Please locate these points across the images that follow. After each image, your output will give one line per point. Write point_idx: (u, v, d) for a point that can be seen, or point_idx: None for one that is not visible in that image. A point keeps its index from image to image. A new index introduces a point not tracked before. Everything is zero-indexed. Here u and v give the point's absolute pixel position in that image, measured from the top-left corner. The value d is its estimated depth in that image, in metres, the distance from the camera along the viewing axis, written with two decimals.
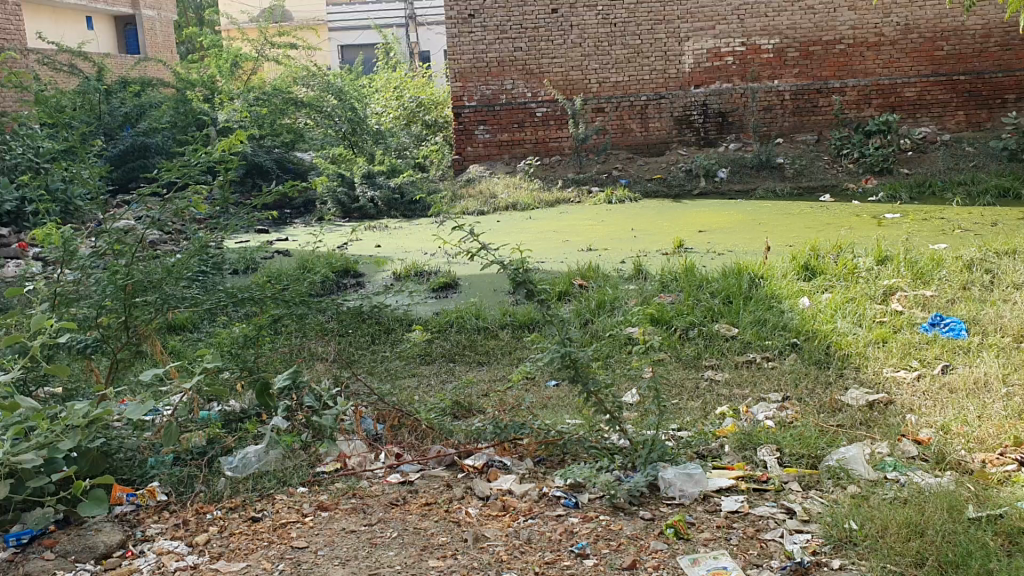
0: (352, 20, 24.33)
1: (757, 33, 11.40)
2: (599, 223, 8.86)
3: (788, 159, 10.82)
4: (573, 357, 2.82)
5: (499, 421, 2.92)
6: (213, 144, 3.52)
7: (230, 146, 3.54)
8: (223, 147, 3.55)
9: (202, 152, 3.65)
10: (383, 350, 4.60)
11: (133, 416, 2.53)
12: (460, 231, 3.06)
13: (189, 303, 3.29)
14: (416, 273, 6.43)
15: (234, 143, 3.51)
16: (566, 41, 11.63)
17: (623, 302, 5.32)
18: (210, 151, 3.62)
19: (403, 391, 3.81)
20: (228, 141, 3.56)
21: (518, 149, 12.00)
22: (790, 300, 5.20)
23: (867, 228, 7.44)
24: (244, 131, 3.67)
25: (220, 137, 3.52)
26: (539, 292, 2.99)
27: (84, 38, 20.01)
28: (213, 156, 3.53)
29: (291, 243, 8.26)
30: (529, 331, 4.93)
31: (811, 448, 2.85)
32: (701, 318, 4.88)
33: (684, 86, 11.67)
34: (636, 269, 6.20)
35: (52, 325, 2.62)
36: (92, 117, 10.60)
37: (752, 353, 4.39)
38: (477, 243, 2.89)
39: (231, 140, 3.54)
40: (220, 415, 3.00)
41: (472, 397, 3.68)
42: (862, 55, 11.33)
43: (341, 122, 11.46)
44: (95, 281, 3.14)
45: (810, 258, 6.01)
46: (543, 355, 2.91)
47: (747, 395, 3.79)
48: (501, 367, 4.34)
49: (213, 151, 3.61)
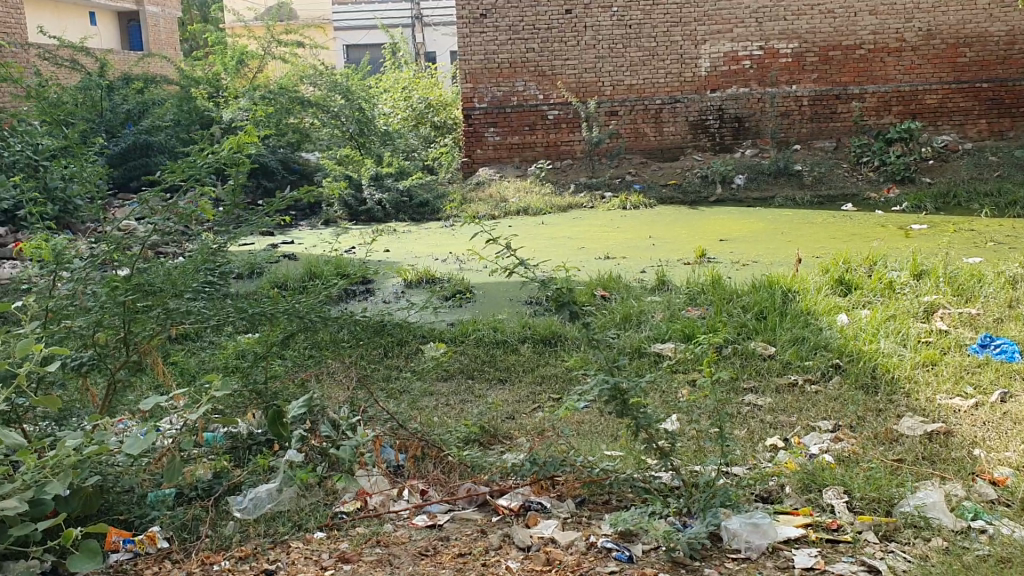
0: (358, 20, 24.05)
1: (776, 37, 11.12)
2: (615, 229, 8.61)
3: (806, 166, 10.57)
4: (621, 388, 2.54)
5: (536, 455, 2.65)
6: (222, 141, 3.22)
7: (241, 144, 3.24)
8: (233, 145, 3.25)
9: (207, 152, 3.36)
10: (396, 363, 4.36)
11: (132, 451, 2.23)
12: (494, 244, 2.79)
13: (195, 318, 2.99)
14: (428, 280, 6.17)
15: (246, 141, 3.22)
16: (580, 43, 11.37)
17: (650, 315, 5.05)
18: (218, 150, 3.33)
19: (423, 414, 3.54)
20: (238, 138, 3.26)
21: (528, 152, 11.72)
22: (827, 317, 4.92)
23: (895, 239, 7.16)
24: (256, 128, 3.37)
25: (229, 133, 3.22)
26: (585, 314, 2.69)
27: (86, 33, 19.79)
28: (221, 155, 3.24)
29: (298, 246, 8.00)
30: (550, 346, 4.67)
31: (882, 490, 2.58)
32: (735, 336, 4.61)
33: (701, 90, 11.38)
34: (659, 280, 5.92)
35: (41, 350, 2.33)
36: (93, 113, 10.38)
37: (793, 375, 4.13)
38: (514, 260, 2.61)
39: (241, 137, 3.24)
40: (227, 443, 2.76)
41: (499, 424, 3.41)
42: (882, 60, 11.06)
43: (349, 123, 11.09)
44: (91, 296, 2.87)
45: (843, 271, 5.74)
46: (587, 387, 2.63)
47: (795, 423, 3.53)
48: (524, 387, 4.08)
49: (221, 149, 3.32)
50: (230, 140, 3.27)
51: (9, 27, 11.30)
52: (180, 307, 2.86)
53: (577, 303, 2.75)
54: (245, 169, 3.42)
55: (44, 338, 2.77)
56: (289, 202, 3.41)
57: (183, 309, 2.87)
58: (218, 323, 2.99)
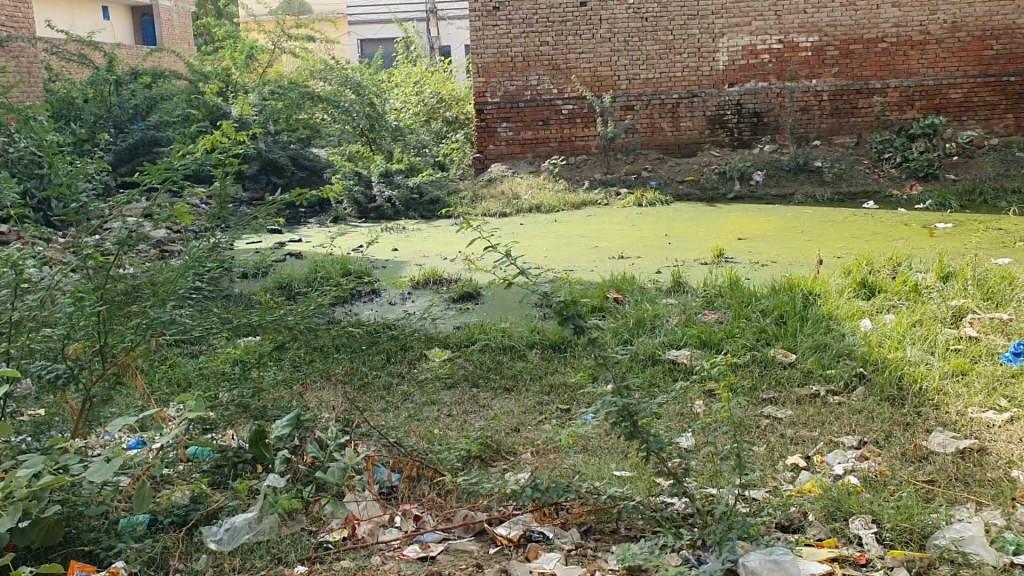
0: (374, 14, 23.88)
1: (796, 30, 10.86)
2: (630, 227, 8.41)
3: (826, 163, 10.34)
4: (632, 409, 2.36)
5: (539, 480, 2.46)
6: (196, 140, 3.04)
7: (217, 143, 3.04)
8: (206, 144, 3.08)
9: (188, 152, 3.18)
10: (398, 371, 4.20)
11: (95, 478, 2.09)
12: (496, 252, 2.59)
13: (177, 329, 2.78)
14: (435, 282, 6.04)
15: (219, 139, 3.05)
16: (595, 36, 11.14)
17: (664, 320, 4.85)
18: (193, 151, 3.16)
19: (423, 428, 3.38)
20: (214, 137, 3.07)
21: (542, 148, 11.52)
22: (850, 321, 4.70)
23: (921, 239, 6.91)
24: (233, 125, 3.21)
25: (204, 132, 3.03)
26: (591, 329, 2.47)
27: (97, 27, 19.74)
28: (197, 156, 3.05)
29: (306, 245, 7.85)
30: (559, 352, 4.50)
31: (915, 519, 2.37)
32: (753, 343, 4.42)
33: (719, 84, 11.14)
34: (674, 282, 5.71)
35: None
36: (101, 109, 10.25)
37: (815, 386, 3.93)
38: (514, 270, 2.41)
39: (214, 136, 3.08)
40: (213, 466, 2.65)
41: (503, 441, 3.23)
42: (905, 54, 10.79)
43: (359, 118, 10.81)
44: (63, 309, 2.68)
45: (866, 273, 5.51)
46: (595, 409, 2.45)
47: (817, 438, 3.33)
48: (530, 397, 3.92)
49: (195, 150, 3.14)
50: (205, 140, 3.10)
51: (17, 21, 10.95)
52: (161, 316, 2.68)
53: (582, 315, 2.51)
54: (230, 169, 3.24)
55: (12, 351, 2.60)
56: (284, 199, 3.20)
57: (164, 317, 2.69)
58: (202, 334, 2.82)
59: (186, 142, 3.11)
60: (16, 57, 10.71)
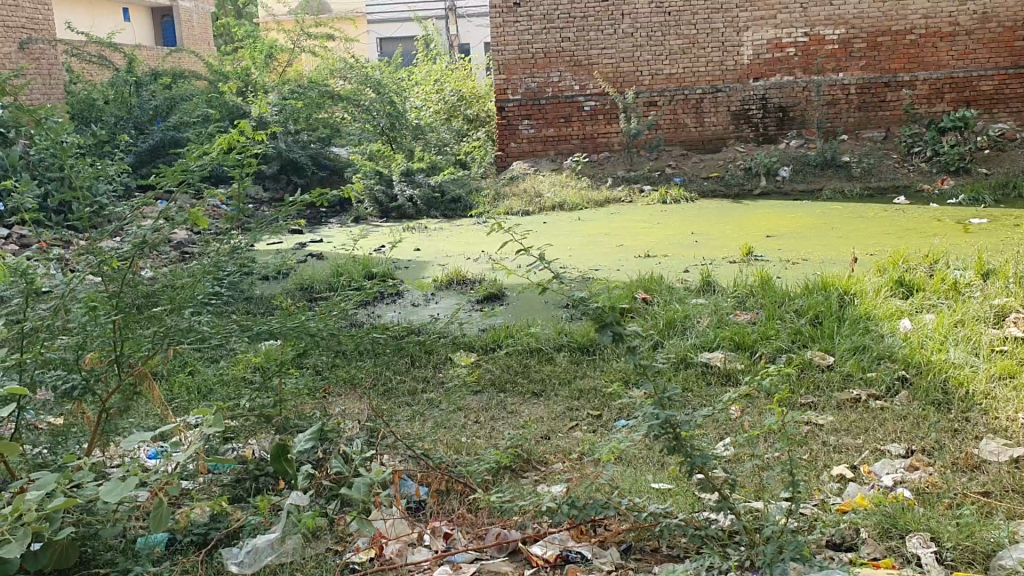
0: (394, 12, 23.82)
1: (821, 23, 10.66)
2: (654, 225, 8.28)
3: (854, 157, 10.13)
4: (674, 423, 2.20)
5: (575, 493, 2.34)
6: (213, 140, 2.92)
7: (232, 143, 2.92)
8: (222, 145, 2.95)
9: (204, 153, 3.06)
10: (422, 375, 4.11)
11: (110, 499, 1.97)
12: (527, 255, 2.46)
13: (195, 337, 2.67)
14: (459, 282, 5.96)
15: (237, 140, 2.92)
16: (616, 31, 10.99)
17: (695, 321, 4.72)
18: (211, 152, 3.04)
19: (451, 438, 3.28)
20: (230, 138, 2.94)
21: (564, 145, 11.39)
22: (888, 322, 4.54)
23: (956, 235, 6.72)
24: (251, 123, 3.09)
25: (219, 133, 2.91)
26: (631, 338, 2.32)
27: (119, 28, 19.83)
28: (213, 157, 2.93)
29: (326, 245, 7.78)
30: (588, 354, 4.38)
31: (978, 539, 2.23)
32: (790, 345, 4.29)
33: (743, 78, 10.96)
34: (704, 281, 5.58)
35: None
36: (121, 110, 10.23)
37: (856, 390, 3.78)
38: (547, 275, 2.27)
39: (231, 136, 2.96)
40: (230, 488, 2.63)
41: (532, 452, 3.12)
42: (934, 46, 10.57)
43: (380, 117, 10.68)
44: (77, 319, 2.57)
45: (903, 271, 5.34)
46: (636, 423, 2.29)
47: (862, 446, 3.19)
48: (559, 402, 3.80)
49: (211, 150, 3.03)
50: (222, 141, 2.98)
51: (37, 23, 10.87)
52: (179, 324, 2.59)
53: (621, 322, 2.35)
54: (248, 169, 3.13)
55: (27, 363, 2.50)
56: (307, 199, 3.07)
57: (182, 326, 2.61)
58: (221, 342, 2.73)
59: (202, 143, 2.99)
60: (36, 59, 10.70)
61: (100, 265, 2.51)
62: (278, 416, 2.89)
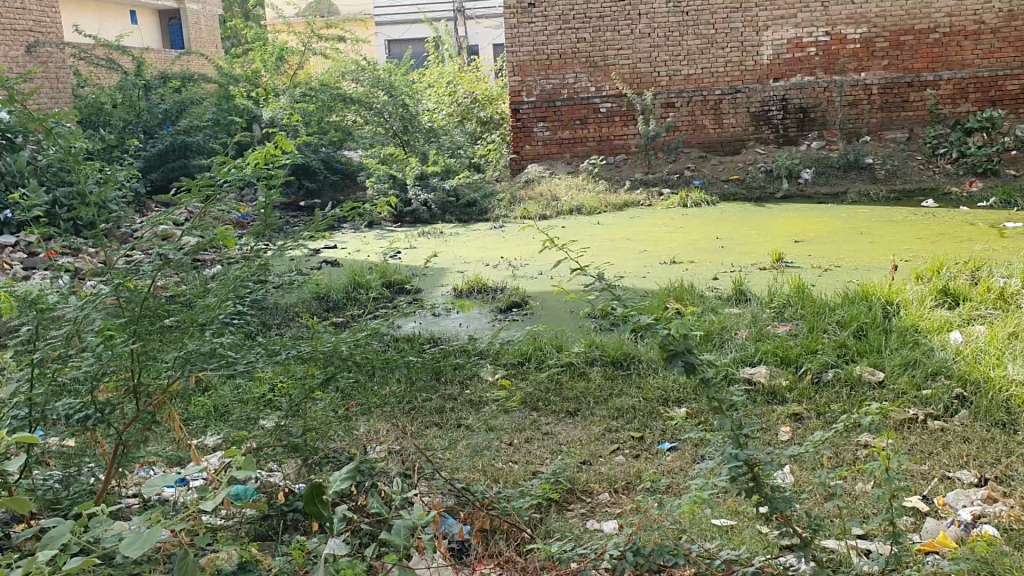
0: (403, 14, 23.72)
1: (843, 22, 10.43)
2: (677, 229, 8.07)
3: (878, 159, 9.91)
4: (751, 465, 1.99)
5: (635, 537, 2.15)
6: (248, 155, 2.78)
7: (267, 157, 2.78)
8: (258, 158, 2.82)
9: (233, 168, 2.90)
10: (451, 393, 3.92)
11: (132, 554, 1.77)
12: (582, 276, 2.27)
13: (221, 363, 2.45)
14: (480, 290, 5.77)
15: (274, 151, 2.78)
16: (633, 31, 10.77)
17: (733, 333, 4.52)
18: (242, 165, 2.88)
19: (488, 466, 3.08)
20: (264, 152, 2.80)
21: (580, 147, 11.18)
22: (938, 335, 4.32)
23: (994, 241, 6.48)
24: (285, 136, 2.97)
25: (255, 146, 2.77)
26: (704, 367, 2.10)
27: (125, 31, 19.70)
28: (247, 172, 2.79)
29: (341, 252, 7.59)
30: (622, 369, 4.18)
31: None
32: (836, 360, 4.09)
33: (763, 79, 10.73)
34: (737, 289, 5.36)
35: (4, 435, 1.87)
36: (130, 114, 10.07)
37: (912, 410, 3.57)
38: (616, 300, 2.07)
39: (266, 149, 2.82)
40: (253, 534, 2.44)
41: (574, 483, 2.93)
42: (959, 44, 10.33)
43: (393, 120, 10.47)
44: (89, 345, 2.37)
45: (946, 279, 5.11)
46: (706, 463, 2.09)
47: (929, 474, 2.99)
48: (596, 422, 3.61)
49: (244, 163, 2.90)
50: (256, 154, 2.82)
51: (44, 26, 10.66)
52: (201, 348, 2.36)
53: (693, 350, 2.12)
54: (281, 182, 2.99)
55: (37, 395, 2.30)
56: (347, 213, 2.97)
57: (203, 348, 2.40)
58: (246, 368, 2.50)
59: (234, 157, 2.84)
60: (43, 63, 10.52)
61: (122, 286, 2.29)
62: (307, 445, 2.68)
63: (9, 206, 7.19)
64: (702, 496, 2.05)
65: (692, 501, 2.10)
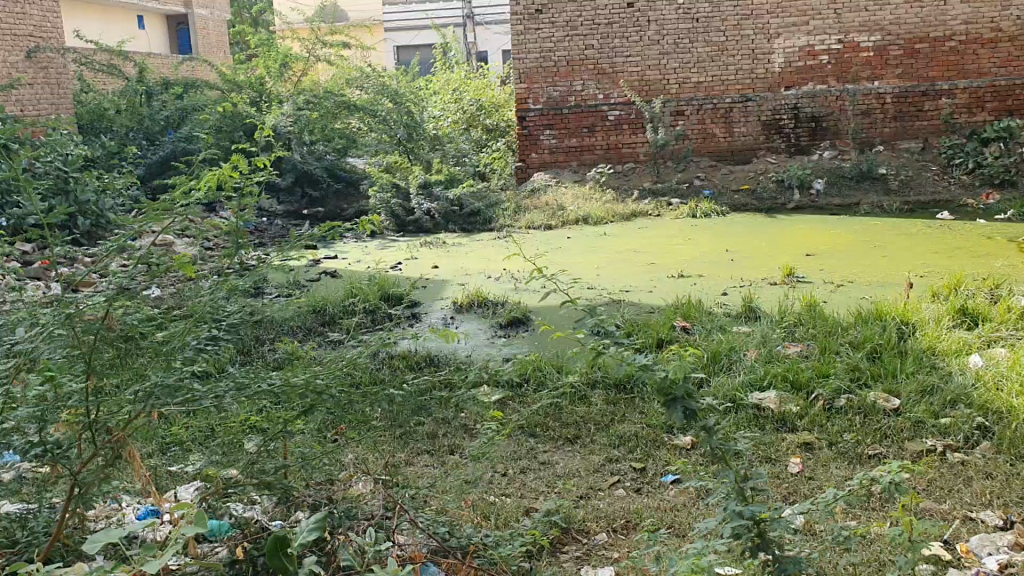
0: (412, 20, 23.66)
1: (856, 29, 10.23)
2: (686, 241, 7.87)
3: (891, 169, 9.70)
4: (757, 525, 1.81)
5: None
6: (201, 177, 2.53)
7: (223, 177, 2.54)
8: (213, 181, 2.59)
9: (193, 189, 2.65)
10: (445, 416, 3.73)
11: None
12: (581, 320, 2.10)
13: (186, 399, 2.25)
14: (481, 304, 5.59)
15: (230, 172, 2.56)
16: (642, 38, 10.59)
17: (742, 353, 4.32)
18: (200, 186, 2.64)
19: (478, 503, 2.89)
20: (221, 173, 2.56)
21: (587, 155, 11.00)
22: (958, 359, 4.11)
23: (1013, 257, 6.26)
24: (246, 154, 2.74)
25: (209, 168, 2.53)
26: (703, 415, 1.97)
27: (133, 36, 19.66)
28: (202, 195, 2.55)
29: (341, 262, 7.43)
30: (625, 392, 3.99)
31: None
32: (850, 384, 3.89)
33: (774, 87, 10.53)
34: (746, 306, 5.17)
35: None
36: (132, 120, 9.96)
37: (930, 440, 3.38)
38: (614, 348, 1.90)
39: (222, 170, 2.60)
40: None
41: (569, 526, 2.76)
42: (975, 52, 10.13)
43: (397, 127, 10.13)
44: (41, 379, 2.19)
45: (966, 298, 4.90)
46: (707, 523, 1.91)
47: (951, 513, 2.79)
48: (596, 451, 3.42)
49: (198, 187, 2.66)
50: (213, 176, 2.57)
51: (46, 31, 10.54)
52: (165, 381, 2.19)
53: (694, 395, 1.99)
54: (248, 203, 2.75)
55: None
56: (318, 234, 2.69)
57: (168, 382, 2.20)
58: (214, 404, 2.29)
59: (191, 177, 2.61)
60: (45, 68, 10.43)
61: (68, 322, 2.13)
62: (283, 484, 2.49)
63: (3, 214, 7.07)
64: (703, 558, 1.87)
65: (693, 566, 1.93)
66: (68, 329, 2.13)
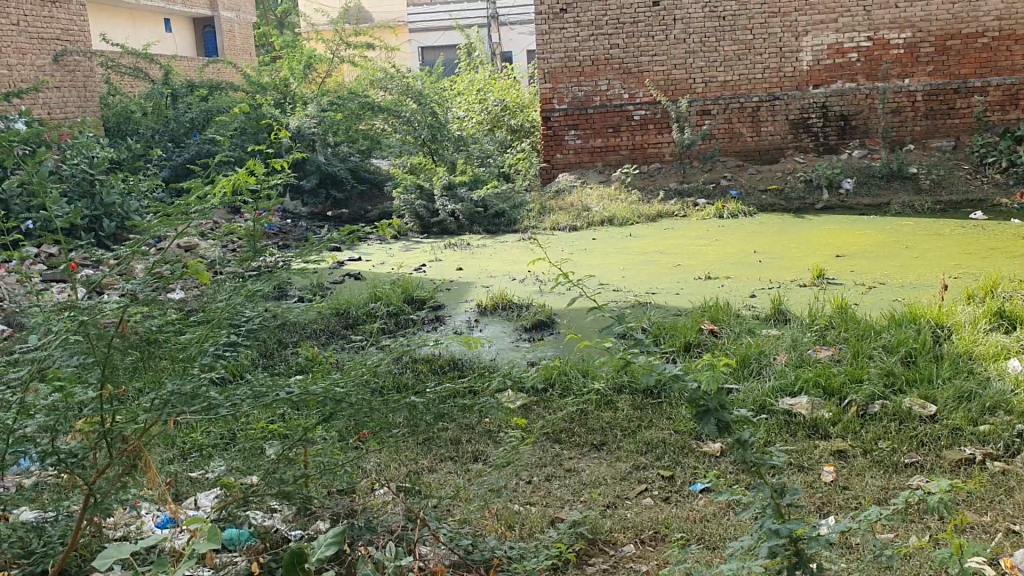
0: (436, 20, 23.67)
1: (887, 26, 10.07)
2: (713, 242, 7.77)
3: (922, 168, 9.54)
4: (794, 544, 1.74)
5: None
6: (214, 183, 2.47)
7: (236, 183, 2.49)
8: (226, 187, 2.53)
9: (207, 194, 2.60)
10: (469, 422, 3.66)
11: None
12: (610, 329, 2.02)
13: (200, 406, 2.18)
14: (505, 306, 5.53)
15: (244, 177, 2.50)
16: (668, 37, 10.49)
17: (771, 357, 4.23)
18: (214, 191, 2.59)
19: (502, 513, 2.82)
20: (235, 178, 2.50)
21: (612, 155, 10.90)
22: (995, 363, 4.00)
23: None
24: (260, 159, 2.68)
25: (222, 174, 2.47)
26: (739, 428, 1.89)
27: (159, 39, 19.82)
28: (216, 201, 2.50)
29: (365, 264, 7.40)
30: (651, 396, 3.90)
31: None
32: (883, 389, 3.79)
33: (802, 86, 10.38)
34: (775, 308, 5.07)
35: None
36: (158, 123, 10.01)
37: (968, 448, 3.28)
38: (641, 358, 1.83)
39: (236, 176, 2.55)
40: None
41: (594, 537, 2.68)
42: (1008, 49, 9.95)
43: (421, 128, 10.06)
44: (52, 386, 2.13)
45: (1003, 300, 4.77)
46: (741, 541, 1.84)
47: (992, 525, 2.70)
48: (622, 457, 3.34)
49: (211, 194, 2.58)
50: (225, 181, 2.52)
51: (72, 35, 10.59)
52: (181, 389, 2.12)
53: (727, 406, 1.92)
54: (262, 208, 2.69)
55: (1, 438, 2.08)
56: (335, 238, 2.60)
57: (184, 390, 2.14)
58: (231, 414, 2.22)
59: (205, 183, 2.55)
60: (71, 72, 10.49)
61: (83, 328, 2.04)
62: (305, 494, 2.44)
63: (29, 217, 7.10)
64: None
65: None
66: (82, 335, 2.03)
